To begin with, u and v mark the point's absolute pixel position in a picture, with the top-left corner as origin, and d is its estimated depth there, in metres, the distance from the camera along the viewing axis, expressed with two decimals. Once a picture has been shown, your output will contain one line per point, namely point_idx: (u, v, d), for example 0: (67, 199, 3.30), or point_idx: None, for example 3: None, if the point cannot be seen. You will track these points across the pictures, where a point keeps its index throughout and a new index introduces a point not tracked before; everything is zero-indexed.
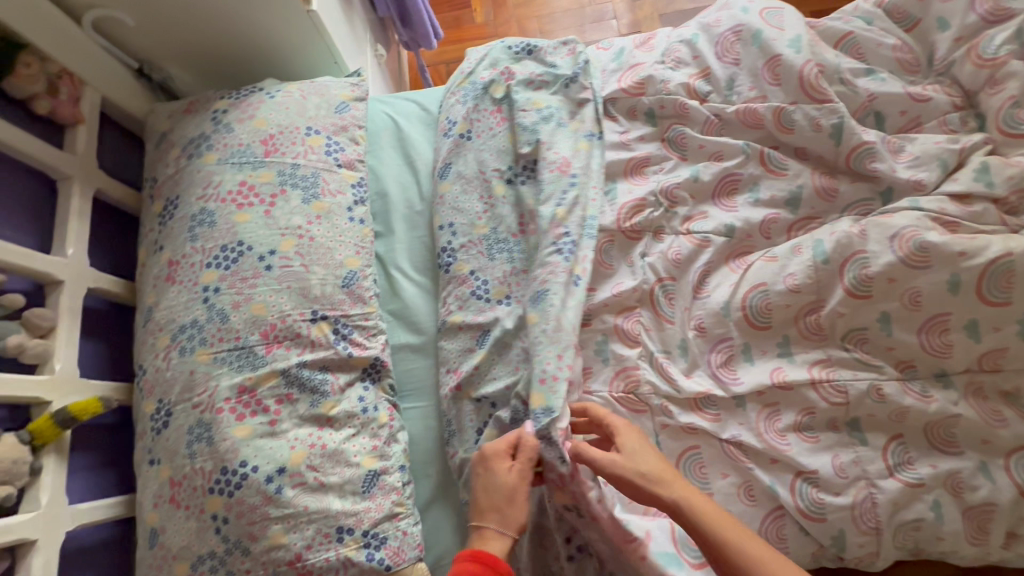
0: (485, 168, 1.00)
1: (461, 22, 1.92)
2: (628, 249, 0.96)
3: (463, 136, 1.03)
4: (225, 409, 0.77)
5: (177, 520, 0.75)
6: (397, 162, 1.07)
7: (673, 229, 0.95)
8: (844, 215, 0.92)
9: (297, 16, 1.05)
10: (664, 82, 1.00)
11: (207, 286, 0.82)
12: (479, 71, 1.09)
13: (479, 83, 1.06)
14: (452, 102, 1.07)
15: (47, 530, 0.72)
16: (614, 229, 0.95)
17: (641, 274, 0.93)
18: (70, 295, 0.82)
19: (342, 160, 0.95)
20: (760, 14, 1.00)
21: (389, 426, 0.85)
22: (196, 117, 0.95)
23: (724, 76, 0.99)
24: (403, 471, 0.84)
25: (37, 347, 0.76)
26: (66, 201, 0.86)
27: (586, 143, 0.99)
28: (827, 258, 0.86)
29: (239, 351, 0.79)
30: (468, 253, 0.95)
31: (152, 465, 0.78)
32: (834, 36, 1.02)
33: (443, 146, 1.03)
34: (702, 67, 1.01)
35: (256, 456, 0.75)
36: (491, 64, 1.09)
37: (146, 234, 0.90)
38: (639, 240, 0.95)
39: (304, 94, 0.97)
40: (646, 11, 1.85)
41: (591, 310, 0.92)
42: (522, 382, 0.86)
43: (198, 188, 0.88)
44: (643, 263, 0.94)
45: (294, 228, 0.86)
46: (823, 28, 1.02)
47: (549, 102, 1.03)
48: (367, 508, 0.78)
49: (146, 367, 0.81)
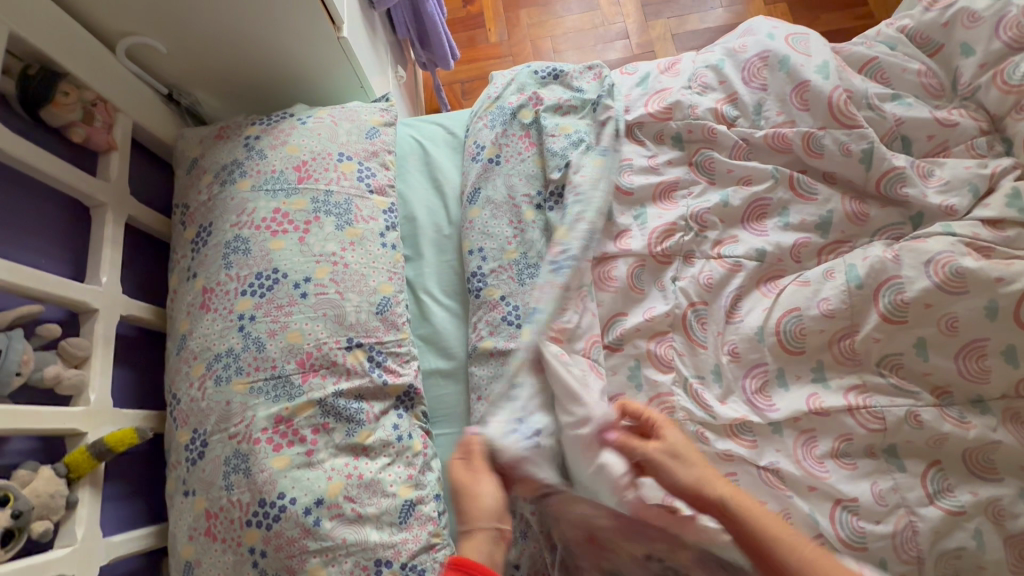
0: (517, 193, 1.00)
1: (475, 42, 1.94)
2: (659, 274, 0.96)
3: (492, 160, 1.04)
4: (262, 439, 0.76)
5: (214, 554, 0.74)
6: (424, 186, 1.08)
7: (703, 253, 0.95)
8: (874, 240, 0.92)
9: (329, 43, 1.06)
10: (692, 107, 1.01)
11: (242, 314, 0.82)
12: (507, 96, 1.10)
13: (508, 108, 1.07)
14: (479, 126, 1.08)
15: (81, 565, 0.71)
16: (645, 253, 0.95)
17: (674, 298, 0.93)
18: (105, 323, 0.81)
19: (374, 185, 0.95)
20: (786, 40, 1.01)
21: (422, 454, 0.84)
22: (228, 143, 0.96)
23: (752, 100, 1.00)
24: (437, 501, 0.82)
25: (73, 378, 0.75)
26: (101, 227, 0.86)
27: (601, 160, 1.00)
28: (861, 283, 0.86)
29: (276, 381, 0.79)
30: (499, 278, 0.95)
31: (187, 496, 0.77)
32: (857, 62, 1.03)
33: (472, 170, 1.04)
34: (728, 92, 1.02)
35: (294, 488, 0.74)
36: (518, 89, 1.11)
37: (177, 261, 0.90)
38: (670, 264, 0.96)
39: (336, 119, 0.98)
40: (658, 31, 1.87)
41: (624, 335, 0.92)
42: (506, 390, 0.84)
43: (232, 215, 0.88)
44: (675, 287, 0.93)
45: (329, 255, 0.86)
46: (846, 53, 1.03)
47: (575, 127, 1.04)
48: (404, 540, 0.76)
49: (180, 397, 0.81)
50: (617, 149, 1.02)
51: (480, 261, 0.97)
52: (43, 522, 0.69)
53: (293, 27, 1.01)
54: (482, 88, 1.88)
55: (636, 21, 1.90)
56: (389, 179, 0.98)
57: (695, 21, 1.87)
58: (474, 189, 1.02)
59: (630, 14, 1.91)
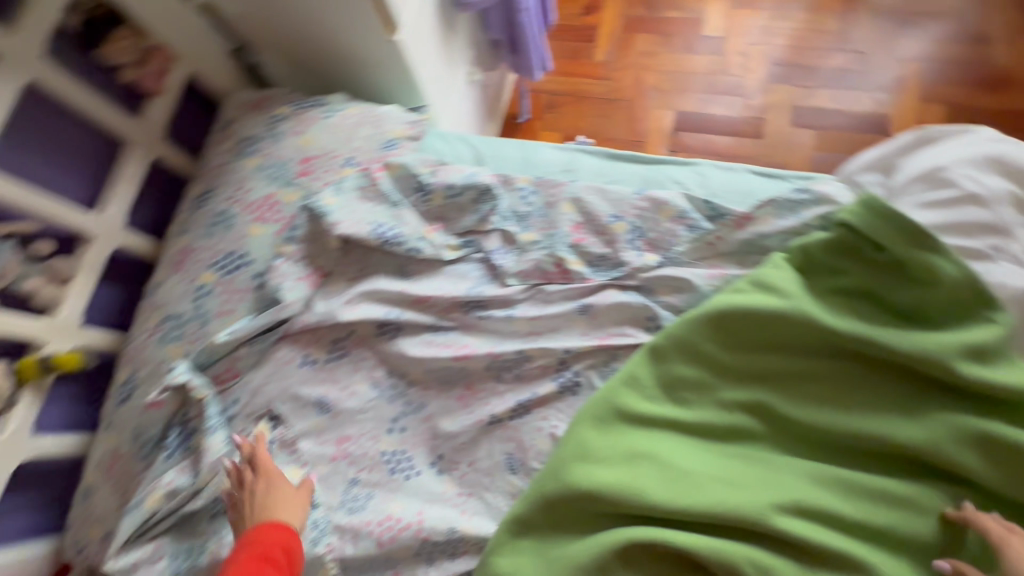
0: (531, 257, 0.96)
1: (578, 55, 1.84)
2: (596, 331, 0.92)
3: (516, 267, 0.96)
4: (270, 387, 0.85)
5: (107, 490, 0.83)
6: (413, 172, 0.94)
7: (639, 302, 0.91)
8: (908, 438, 0.71)
9: (380, 42, 1.01)
10: (672, 230, 0.94)
11: (203, 286, 0.86)
12: (625, 213, 0.97)
13: (628, 220, 0.96)
14: (564, 218, 0.98)
15: (4, 454, 0.81)
16: (594, 350, 0.90)
17: (566, 381, 0.90)
18: (97, 251, 0.90)
19: (436, 237, 0.94)
20: (981, 172, 0.79)
21: (404, 470, 0.88)
22: (259, 116, 0.99)
23: (744, 245, 0.91)
24: (348, 509, 0.84)
25: (50, 294, 0.85)
26: (125, 162, 0.93)
27: (580, 261, 0.95)
28: (1009, 262, 0.75)
29: (192, 323, 0.84)
30: (439, 285, 0.94)
31: (106, 430, 0.84)
32: (1004, 198, 0.77)
33: (456, 192, 0.95)
34: (906, 198, 0.82)
35: (290, 414, 0.85)
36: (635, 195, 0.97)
37: (181, 214, 0.95)
38: (586, 335, 0.92)
39: (360, 121, 0.97)
40: (779, 97, 1.68)
41: (543, 324, 0.93)
42: (430, 333, 0.93)
43: (232, 187, 0.91)
44: (575, 358, 0.90)
45: (289, 253, 0.87)
46: (983, 181, 0.78)
47: (629, 224, 0.96)
48: (359, 524, 0.83)
49: (133, 339, 0.87)
50: (593, 261, 0.95)
51: (429, 273, 0.94)
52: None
53: (346, 18, 0.98)
54: (570, 106, 1.79)
55: (759, 78, 1.71)
56: (432, 260, 0.94)
57: (822, 98, 1.66)
58: (454, 198, 0.95)
59: (754, 71, 1.72)
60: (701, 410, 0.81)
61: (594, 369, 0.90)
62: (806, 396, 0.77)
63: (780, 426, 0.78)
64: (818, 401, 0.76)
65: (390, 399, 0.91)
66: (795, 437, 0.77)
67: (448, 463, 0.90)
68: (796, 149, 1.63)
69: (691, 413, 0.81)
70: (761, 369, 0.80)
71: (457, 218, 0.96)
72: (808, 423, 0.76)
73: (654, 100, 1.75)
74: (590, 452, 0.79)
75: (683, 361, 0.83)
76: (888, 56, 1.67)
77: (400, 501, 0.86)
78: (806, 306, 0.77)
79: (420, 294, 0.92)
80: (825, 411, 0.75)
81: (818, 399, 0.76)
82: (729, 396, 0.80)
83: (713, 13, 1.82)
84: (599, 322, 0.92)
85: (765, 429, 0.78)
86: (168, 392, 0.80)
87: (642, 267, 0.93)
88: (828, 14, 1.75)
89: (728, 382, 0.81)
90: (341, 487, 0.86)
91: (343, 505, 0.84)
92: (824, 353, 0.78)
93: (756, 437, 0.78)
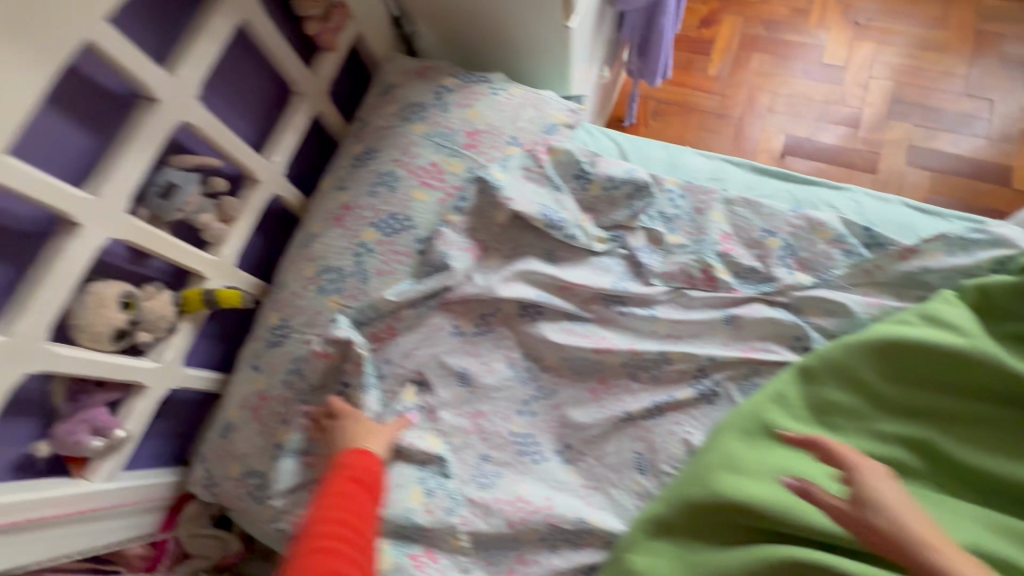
0: (677, 259, 0.95)
1: (691, 67, 1.83)
2: (741, 342, 0.91)
3: (660, 268, 0.95)
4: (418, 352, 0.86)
5: (251, 430, 0.84)
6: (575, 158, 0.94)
7: (789, 320, 0.90)
8: None
9: (551, 27, 1.02)
10: (828, 252, 0.92)
11: (364, 242, 0.87)
12: (779, 228, 0.95)
13: (782, 235, 0.95)
14: (714, 223, 0.97)
15: (159, 379, 0.82)
16: (737, 362, 0.89)
17: (706, 388, 0.89)
18: (260, 196, 0.91)
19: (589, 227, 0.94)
20: None
21: (533, 454, 0.88)
22: (424, 84, 0.99)
23: (906, 277, 0.89)
24: (482, 484, 0.84)
25: (217, 230, 0.86)
26: (295, 112, 0.95)
27: (726, 269, 0.94)
28: None
29: (352, 278, 0.85)
30: (586, 275, 0.93)
31: (253, 370, 0.85)
32: None
33: (614, 184, 0.95)
34: None
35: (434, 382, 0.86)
36: (790, 211, 0.96)
37: (338, 170, 0.97)
38: (729, 345, 0.91)
39: (524, 102, 0.98)
40: (898, 134, 1.65)
41: (684, 328, 0.92)
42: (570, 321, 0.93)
43: (396, 151, 0.92)
44: (717, 367, 0.89)
45: (453, 223, 0.88)
46: None
47: (782, 241, 0.95)
48: (493, 501, 0.82)
49: (285, 286, 0.88)
50: (740, 272, 0.94)
51: (576, 262, 0.94)
52: (133, 331, 0.76)
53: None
54: (678, 116, 1.78)
55: (877, 112, 1.68)
56: (581, 250, 0.94)
57: (942, 140, 1.62)
58: (611, 191, 0.95)
59: (873, 104, 1.69)
60: (853, 438, 0.80)
61: (734, 381, 0.89)
62: (971, 439, 0.76)
63: (938, 465, 0.77)
64: (984, 445, 0.75)
65: (524, 381, 0.91)
66: (955, 479, 0.76)
67: (574, 454, 0.89)
68: (911, 189, 1.59)
69: (844, 441, 0.79)
70: (923, 406, 0.78)
71: (609, 211, 0.96)
72: (975, 467, 0.75)
73: (766, 120, 1.73)
74: (738, 464, 0.78)
75: (838, 387, 0.82)
76: (1016, 107, 1.63)
77: (529, 484, 0.85)
78: (985, 345, 0.76)
79: (568, 282, 0.92)
80: (992, 456, 0.75)
81: (984, 443, 0.76)
82: (886, 428, 0.79)
83: (834, 41, 1.79)
84: (743, 335, 0.91)
85: (924, 467, 0.77)
86: (334, 345, 0.83)
87: (794, 286, 0.91)
88: (956, 56, 1.71)
89: (885, 413, 0.80)
90: (473, 461, 0.86)
91: (475, 479, 0.84)
92: (992, 398, 0.77)
93: (913, 472, 0.77)
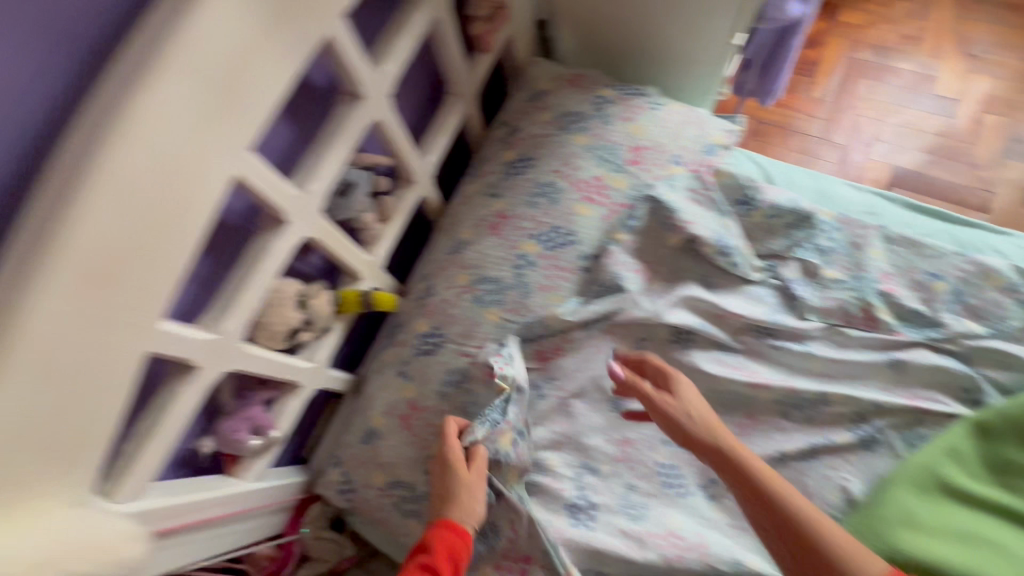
0: (834, 294, 0.90)
1: (794, 88, 1.78)
2: (903, 387, 0.87)
3: (817, 303, 0.90)
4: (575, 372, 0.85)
5: (400, 438, 0.82)
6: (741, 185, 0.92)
7: (957, 369, 0.85)
8: None
9: (713, 43, 1.01)
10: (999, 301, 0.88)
11: (524, 255, 0.84)
12: (947, 271, 0.91)
13: (949, 279, 0.90)
14: (875, 259, 0.92)
15: (310, 381, 0.80)
16: (901, 410, 0.85)
17: (865, 433, 0.85)
18: (412, 197, 0.88)
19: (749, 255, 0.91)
20: None
21: (678, 486, 0.84)
22: (579, 92, 0.95)
23: None
24: (628, 513, 0.82)
25: (374, 231, 0.83)
26: (448, 113, 0.92)
27: (887, 309, 0.90)
28: None
29: (512, 291, 0.83)
30: (742, 304, 0.89)
31: (400, 376, 0.83)
32: None
33: (778, 213, 0.92)
34: None
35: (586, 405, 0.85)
36: (960, 255, 0.91)
37: (487, 175, 0.93)
38: (889, 390, 0.87)
39: (686, 118, 0.93)
40: (1013, 174, 1.59)
41: (840, 368, 0.88)
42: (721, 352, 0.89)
43: (557, 160, 0.89)
44: (878, 412, 0.85)
45: (621, 242, 0.86)
46: None
47: (949, 284, 0.90)
48: (643, 532, 0.80)
49: (435, 292, 0.85)
50: (903, 315, 0.90)
51: (731, 290, 0.90)
52: (302, 332, 0.74)
53: (693, 14, 0.98)
54: (778, 137, 1.73)
55: (991, 149, 1.62)
56: (736, 278, 0.90)
57: None
58: (774, 219, 0.93)
59: (987, 141, 1.63)
60: None
61: (895, 428, 0.85)
62: None
63: None
64: None
65: None
66: None
67: (720, 490, 0.85)
68: None
69: None
70: None
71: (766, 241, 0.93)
72: None
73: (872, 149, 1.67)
74: (912, 516, 0.77)
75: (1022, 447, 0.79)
76: None
77: (676, 517, 0.82)
78: None
79: (725, 311, 0.88)
80: None
81: None
82: None
83: (948, 72, 1.73)
84: (902, 380, 0.87)
85: None
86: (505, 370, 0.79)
87: (963, 334, 0.87)
88: None
89: None
90: (620, 489, 0.83)
91: (624, 508, 0.82)
92: None
93: None
